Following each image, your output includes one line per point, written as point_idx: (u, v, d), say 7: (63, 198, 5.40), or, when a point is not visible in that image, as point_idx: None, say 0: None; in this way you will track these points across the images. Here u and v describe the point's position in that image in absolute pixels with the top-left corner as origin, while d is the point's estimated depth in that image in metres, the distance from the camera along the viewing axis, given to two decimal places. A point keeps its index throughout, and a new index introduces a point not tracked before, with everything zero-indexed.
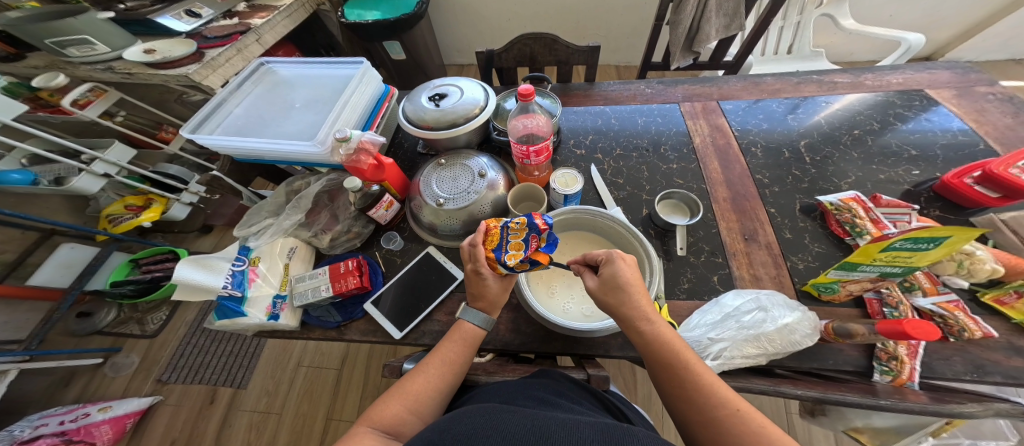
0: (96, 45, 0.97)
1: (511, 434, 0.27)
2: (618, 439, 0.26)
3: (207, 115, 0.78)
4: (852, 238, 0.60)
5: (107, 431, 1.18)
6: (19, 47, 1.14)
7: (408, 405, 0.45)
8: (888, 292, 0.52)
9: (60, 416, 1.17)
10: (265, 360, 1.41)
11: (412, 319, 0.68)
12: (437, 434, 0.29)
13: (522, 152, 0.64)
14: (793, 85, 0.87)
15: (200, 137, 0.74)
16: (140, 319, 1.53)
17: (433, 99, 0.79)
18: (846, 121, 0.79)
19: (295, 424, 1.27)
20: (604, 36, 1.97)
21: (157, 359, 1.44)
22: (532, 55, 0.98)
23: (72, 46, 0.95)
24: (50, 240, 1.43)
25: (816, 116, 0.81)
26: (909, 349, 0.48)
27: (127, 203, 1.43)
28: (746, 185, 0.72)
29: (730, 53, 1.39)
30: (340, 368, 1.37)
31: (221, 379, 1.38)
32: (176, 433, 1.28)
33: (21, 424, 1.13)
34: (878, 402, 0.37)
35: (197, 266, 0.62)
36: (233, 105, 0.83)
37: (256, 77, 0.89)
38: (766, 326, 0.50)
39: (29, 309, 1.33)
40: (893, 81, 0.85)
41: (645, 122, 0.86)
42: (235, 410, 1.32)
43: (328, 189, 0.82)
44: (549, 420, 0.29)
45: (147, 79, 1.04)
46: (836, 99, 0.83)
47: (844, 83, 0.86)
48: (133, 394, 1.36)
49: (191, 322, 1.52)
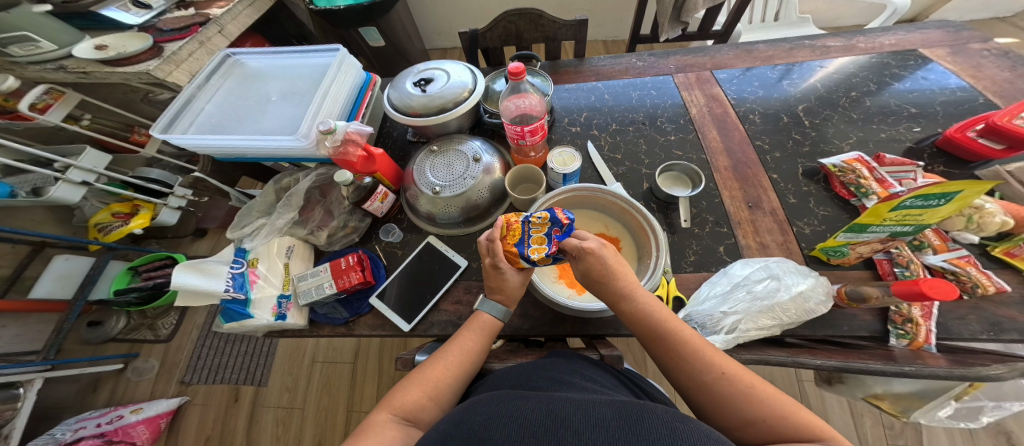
0: (39, 42, 0.92)
1: (526, 420, 0.26)
2: (638, 418, 0.25)
3: (177, 113, 0.73)
4: (858, 199, 0.59)
5: (144, 431, 1.22)
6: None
7: (428, 392, 0.44)
8: (898, 252, 0.52)
9: (96, 419, 1.20)
10: (280, 357, 1.40)
11: (420, 310, 0.68)
12: (452, 427, 0.28)
13: (517, 133, 0.62)
14: (786, 51, 0.84)
15: (172, 137, 0.70)
16: (152, 324, 1.51)
17: (420, 85, 0.76)
18: (843, 84, 0.77)
19: (319, 417, 1.28)
20: (589, 11, 1.89)
21: (177, 361, 1.44)
22: (517, 32, 0.93)
23: (14, 44, 0.90)
24: (43, 253, 1.38)
25: (811, 80, 0.79)
26: (924, 311, 0.49)
27: (113, 211, 1.39)
28: (746, 152, 0.70)
29: (718, 22, 1.33)
30: (355, 362, 1.37)
31: (242, 378, 1.38)
32: (210, 430, 1.30)
33: (62, 427, 1.17)
34: (901, 369, 0.38)
35: (195, 271, 0.60)
36: (203, 102, 0.79)
37: (223, 70, 0.83)
38: (780, 295, 0.50)
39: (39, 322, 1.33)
40: (886, 42, 0.82)
41: (639, 95, 0.83)
42: (260, 406, 1.32)
43: (318, 184, 0.79)
44: (564, 403, 0.28)
45: (105, 78, 0.98)
46: (830, 62, 0.81)
47: (836, 47, 0.83)
48: (161, 395, 1.37)
49: (202, 324, 1.50)
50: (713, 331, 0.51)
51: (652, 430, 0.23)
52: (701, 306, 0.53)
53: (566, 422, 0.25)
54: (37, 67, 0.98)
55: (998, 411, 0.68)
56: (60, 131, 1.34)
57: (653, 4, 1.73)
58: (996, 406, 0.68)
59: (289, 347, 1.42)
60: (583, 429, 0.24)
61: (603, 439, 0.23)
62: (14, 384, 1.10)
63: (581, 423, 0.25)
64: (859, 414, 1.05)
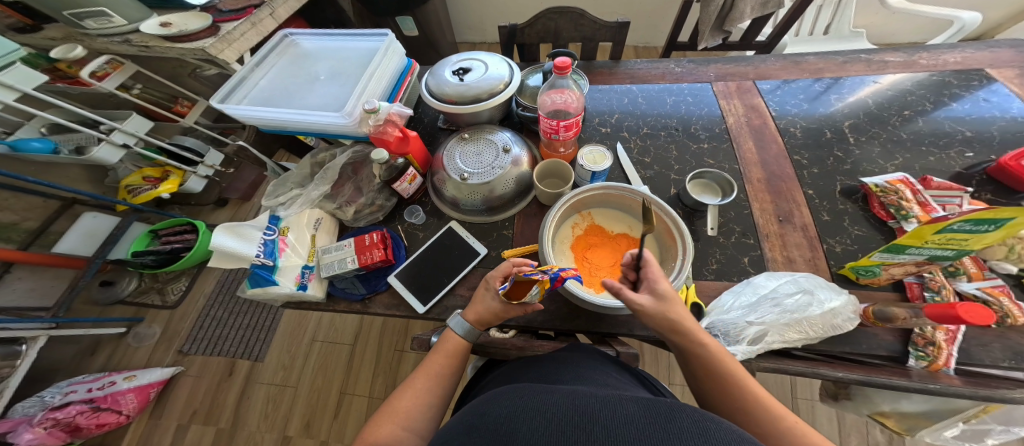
0: (112, 17, 0.96)
1: (552, 416, 0.26)
2: (667, 414, 0.25)
3: (234, 85, 0.77)
4: (896, 221, 0.59)
5: (132, 399, 1.25)
6: (36, 18, 1.09)
7: (400, 423, 0.43)
8: (930, 277, 0.52)
9: (88, 384, 1.24)
10: (281, 332, 1.44)
11: (434, 293, 0.69)
12: (475, 420, 0.29)
13: (552, 127, 0.63)
14: (838, 65, 0.83)
15: (229, 108, 0.73)
16: (161, 289, 1.57)
17: (458, 74, 0.78)
18: (896, 101, 0.76)
19: (311, 397, 1.31)
20: (628, 16, 1.90)
21: (178, 331, 1.48)
22: (556, 30, 0.94)
23: (90, 18, 0.95)
24: (72, 209, 1.48)
25: (861, 95, 0.78)
26: (947, 335, 0.48)
27: (145, 174, 1.46)
28: (782, 165, 0.70)
29: (763, 33, 1.33)
30: (354, 344, 1.40)
31: (240, 352, 1.41)
32: (198, 403, 1.33)
33: (53, 389, 1.23)
34: (927, 386, 0.40)
35: (231, 233, 0.60)
36: (257, 78, 0.82)
37: (280, 49, 0.87)
38: (812, 309, 0.50)
39: (54, 277, 1.41)
40: (951, 59, 0.80)
41: (674, 101, 0.83)
42: (253, 382, 1.35)
43: (352, 161, 0.81)
44: (590, 400, 0.28)
45: (164, 53, 1.03)
46: (884, 78, 0.80)
47: (896, 62, 0.82)
48: (158, 363, 1.41)
49: (209, 293, 1.55)
50: (733, 339, 0.51)
51: (685, 428, 0.23)
52: (725, 315, 0.53)
53: (593, 418, 0.25)
54: (105, 40, 1.03)
55: (1005, 434, 0.66)
56: (111, 97, 1.41)
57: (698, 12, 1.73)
58: (1004, 430, 0.65)
59: (291, 323, 1.46)
60: (615, 427, 0.24)
61: (633, 435, 0.23)
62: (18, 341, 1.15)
63: (608, 420, 0.25)
64: (845, 430, 1.06)
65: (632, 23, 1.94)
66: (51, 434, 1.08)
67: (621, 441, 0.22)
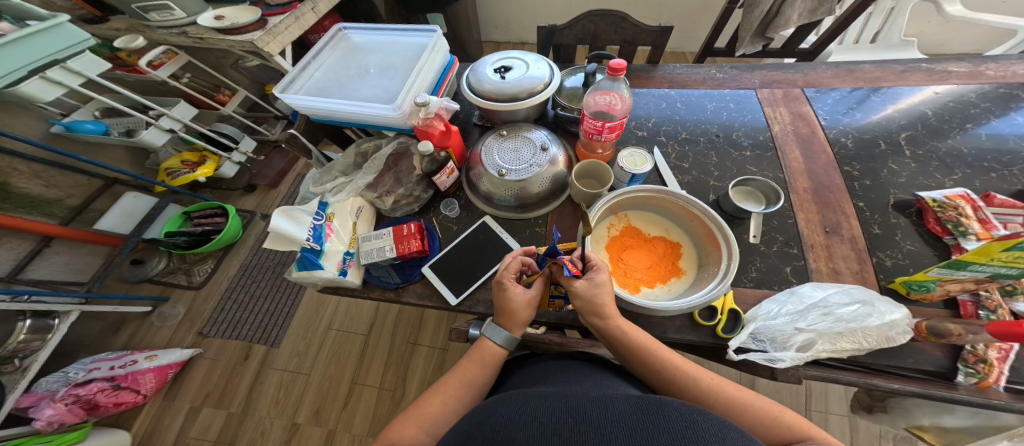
0: (174, 10, 1.04)
1: (548, 419, 0.28)
2: (657, 410, 0.28)
3: (294, 76, 0.81)
4: (952, 238, 0.57)
5: (151, 379, 1.28)
6: (104, 10, 1.18)
7: (425, 427, 0.44)
8: (986, 296, 0.51)
9: (110, 362, 1.26)
10: (298, 319, 1.49)
11: (468, 286, 0.71)
12: (473, 428, 0.31)
13: (596, 128, 0.64)
14: (896, 74, 0.81)
15: (288, 98, 0.77)
16: (187, 270, 1.65)
17: (499, 72, 0.79)
18: (957, 113, 0.74)
19: (322, 385, 1.34)
20: (664, 20, 1.88)
21: (200, 313, 1.54)
22: (595, 33, 0.95)
23: (155, 11, 1.04)
24: (112, 189, 1.54)
25: (919, 105, 0.76)
26: (1000, 353, 0.48)
27: (183, 158, 1.53)
28: (830, 176, 0.69)
29: (808, 40, 1.31)
30: (368, 335, 1.44)
31: (257, 337, 1.46)
32: (212, 386, 1.37)
33: (77, 366, 1.25)
34: (988, 402, 0.42)
35: (285, 217, 0.62)
36: (313, 70, 0.86)
37: (333, 43, 0.91)
38: (871, 320, 0.49)
39: (88, 253, 1.49)
40: (1020, 71, 0.77)
41: (715, 107, 0.82)
42: (268, 367, 1.39)
43: (395, 152, 0.83)
44: (582, 401, 0.31)
45: (215, 45, 1.08)
46: (944, 88, 0.78)
47: (959, 72, 0.80)
48: (177, 345, 1.46)
49: (233, 277, 1.62)
50: (781, 346, 0.51)
51: (674, 424, 0.26)
52: (773, 322, 0.52)
53: (586, 419, 0.27)
54: (164, 32, 1.10)
55: None
56: (161, 85, 1.50)
57: (738, 16, 1.70)
58: None
59: (308, 310, 1.51)
60: (607, 427, 0.26)
61: (623, 434, 0.25)
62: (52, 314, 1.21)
63: (601, 420, 0.27)
64: None
65: (672, 27, 1.92)
66: (71, 410, 1.11)
67: (611, 441, 0.24)
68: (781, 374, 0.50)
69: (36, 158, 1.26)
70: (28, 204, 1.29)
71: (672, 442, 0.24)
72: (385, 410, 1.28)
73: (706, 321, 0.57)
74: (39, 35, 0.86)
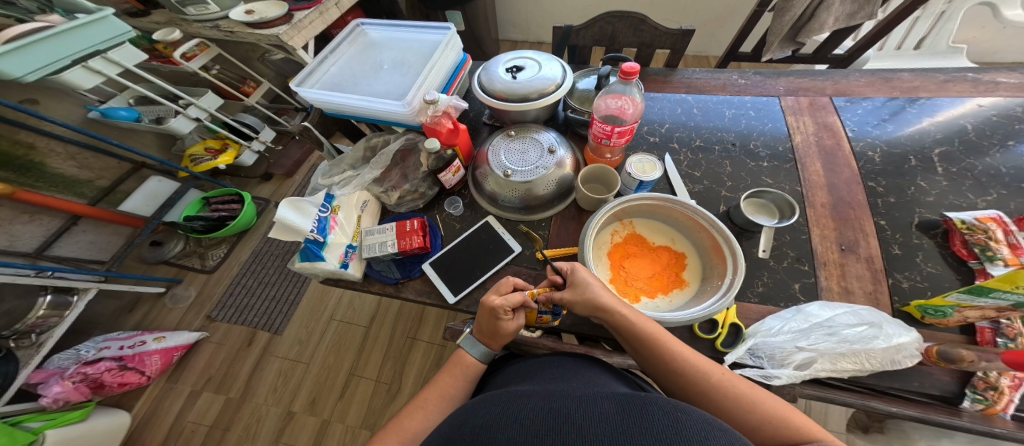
0: (208, 4, 1.09)
1: (528, 419, 0.28)
2: (639, 408, 0.27)
3: (311, 70, 0.83)
4: (978, 262, 0.54)
5: (157, 361, 1.32)
6: (146, 4, 1.24)
7: (402, 441, 0.43)
8: (1008, 323, 0.48)
9: (121, 342, 1.31)
10: (303, 306, 1.52)
11: (467, 285, 0.70)
12: (454, 431, 0.30)
13: (605, 132, 0.62)
14: (937, 83, 0.77)
15: (304, 91, 0.79)
16: (202, 254, 1.70)
17: (511, 71, 0.79)
18: (1000, 129, 0.69)
19: (320, 375, 1.36)
20: (691, 22, 1.83)
21: (210, 296, 1.59)
22: (613, 34, 0.93)
23: (192, 5, 1.09)
24: (140, 172, 1.61)
25: (958, 118, 0.72)
26: (1012, 380, 0.45)
27: (207, 146, 1.59)
28: (852, 191, 0.66)
29: (843, 46, 1.27)
30: (368, 327, 1.45)
31: (261, 323, 1.50)
32: (213, 370, 1.41)
33: (89, 344, 1.30)
34: (990, 429, 0.42)
35: (293, 208, 0.62)
36: (330, 64, 0.88)
37: (351, 38, 0.93)
38: (876, 342, 0.47)
39: (112, 233, 1.56)
40: None
41: (734, 114, 0.80)
42: (269, 354, 1.43)
43: (403, 148, 0.84)
44: (565, 401, 0.30)
45: (244, 38, 1.11)
46: (988, 100, 0.73)
47: (1008, 83, 0.75)
48: (185, 327, 1.51)
49: (244, 262, 1.66)
50: (779, 363, 0.49)
51: (655, 421, 0.25)
52: (772, 338, 0.51)
53: (567, 420, 0.26)
54: (200, 25, 1.15)
55: None
56: (191, 76, 1.56)
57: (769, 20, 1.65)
58: None
59: (313, 299, 1.54)
60: (586, 426, 0.25)
61: (604, 434, 0.24)
62: (71, 291, 1.27)
63: (583, 420, 0.26)
64: None
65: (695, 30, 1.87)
66: (78, 388, 1.16)
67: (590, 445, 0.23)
68: (776, 390, 0.48)
69: (69, 139, 1.31)
70: (61, 183, 1.36)
71: (654, 440, 0.23)
72: (380, 402, 1.30)
73: (705, 333, 0.55)
74: (88, 27, 0.91)
